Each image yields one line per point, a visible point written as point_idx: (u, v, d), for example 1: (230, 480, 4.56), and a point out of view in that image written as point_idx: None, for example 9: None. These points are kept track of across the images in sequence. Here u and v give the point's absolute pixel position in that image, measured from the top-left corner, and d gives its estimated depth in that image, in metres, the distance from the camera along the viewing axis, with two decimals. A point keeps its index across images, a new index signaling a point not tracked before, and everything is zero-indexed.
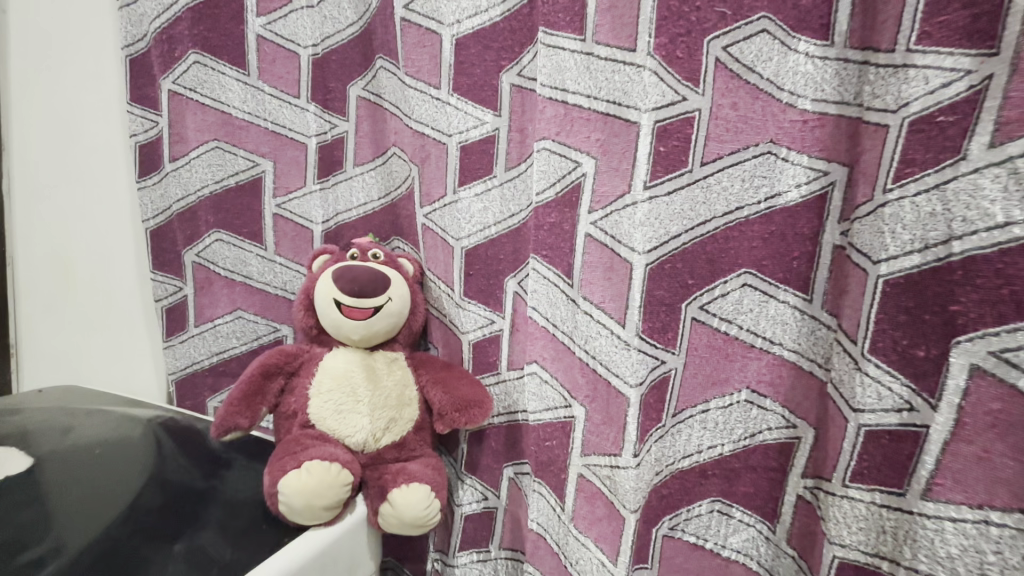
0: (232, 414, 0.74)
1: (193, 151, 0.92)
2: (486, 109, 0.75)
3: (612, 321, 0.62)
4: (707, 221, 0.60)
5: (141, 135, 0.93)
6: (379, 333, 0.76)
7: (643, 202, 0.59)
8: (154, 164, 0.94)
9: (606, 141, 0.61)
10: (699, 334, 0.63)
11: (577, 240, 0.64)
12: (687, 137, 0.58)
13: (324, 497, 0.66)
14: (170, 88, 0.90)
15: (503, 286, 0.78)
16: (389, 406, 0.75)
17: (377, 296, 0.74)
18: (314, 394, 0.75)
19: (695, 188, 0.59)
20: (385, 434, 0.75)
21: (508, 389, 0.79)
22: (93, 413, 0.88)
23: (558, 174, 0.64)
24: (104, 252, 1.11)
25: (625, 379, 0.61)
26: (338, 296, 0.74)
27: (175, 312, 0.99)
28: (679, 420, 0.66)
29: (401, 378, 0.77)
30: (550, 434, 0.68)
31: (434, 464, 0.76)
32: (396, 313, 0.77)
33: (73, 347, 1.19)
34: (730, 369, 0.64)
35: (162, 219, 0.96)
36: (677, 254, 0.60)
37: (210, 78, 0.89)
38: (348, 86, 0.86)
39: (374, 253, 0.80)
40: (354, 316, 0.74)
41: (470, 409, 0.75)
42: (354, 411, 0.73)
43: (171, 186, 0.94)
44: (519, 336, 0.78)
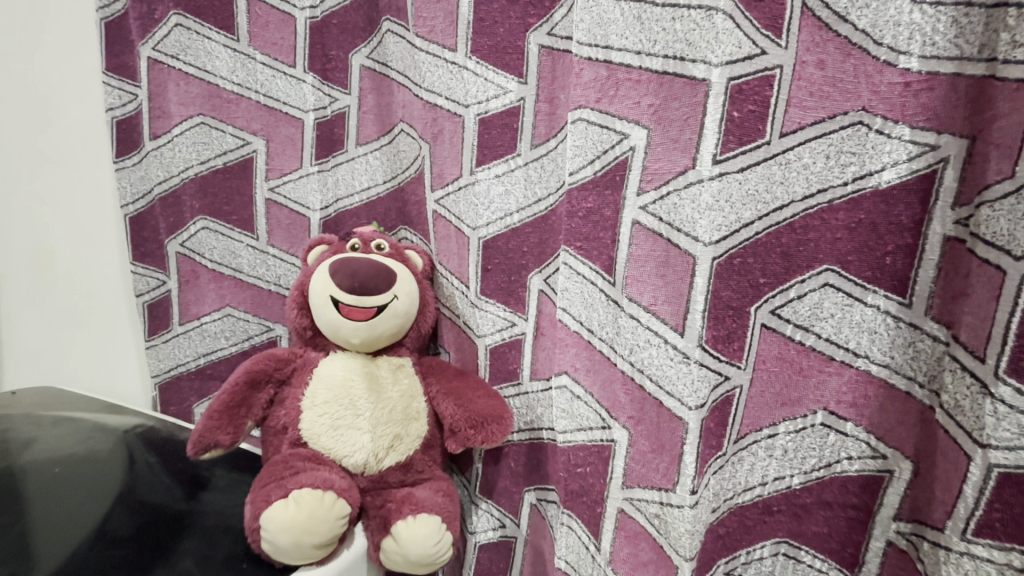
0: (212, 430, 0.64)
1: (175, 128, 0.81)
2: (509, 75, 0.64)
3: (667, 327, 0.50)
4: (783, 206, 0.49)
5: (119, 109, 0.82)
6: (383, 336, 0.66)
7: (710, 178, 0.47)
8: (133, 142, 0.83)
9: (660, 106, 0.50)
10: (768, 344, 0.53)
11: (620, 229, 0.53)
12: (764, 100, 0.47)
13: (315, 533, 0.56)
14: (150, 55, 0.79)
15: (526, 284, 0.67)
16: (393, 421, 0.64)
17: (381, 295, 0.64)
18: (307, 407, 0.64)
19: (771, 165, 0.48)
20: (389, 454, 0.64)
21: (530, 403, 0.68)
22: (61, 422, 0.78)
23: (598, 149, 0.54)
24: (83, 241, 1.00)
25: (682, 401, 0.49)
26: (336, 294, 0.64)
27: (158, 309, 0.88)
28: (740, 447, 0.55)
29: (407, 389, 0.67)
30: (582, 459, 0.57)
31: (446, 489, 0.66)
32: (403, 314, 0.66)
33: (49, 345, 1.08)
34: (803, 387, 0.53)
35: (142, 204, 0.85)
36: (748, 247, 0.49)
37: (194, 43, 0.78)
38: (351, 55, 0.75)
39: (377, 243, 0.70)
40: (354, 318, 0.64)
41: (487, 425, 0.65)
42: (353, 427, 0.63)
43: (153, 167, 0.83)
44: (543, 342, 0.67)
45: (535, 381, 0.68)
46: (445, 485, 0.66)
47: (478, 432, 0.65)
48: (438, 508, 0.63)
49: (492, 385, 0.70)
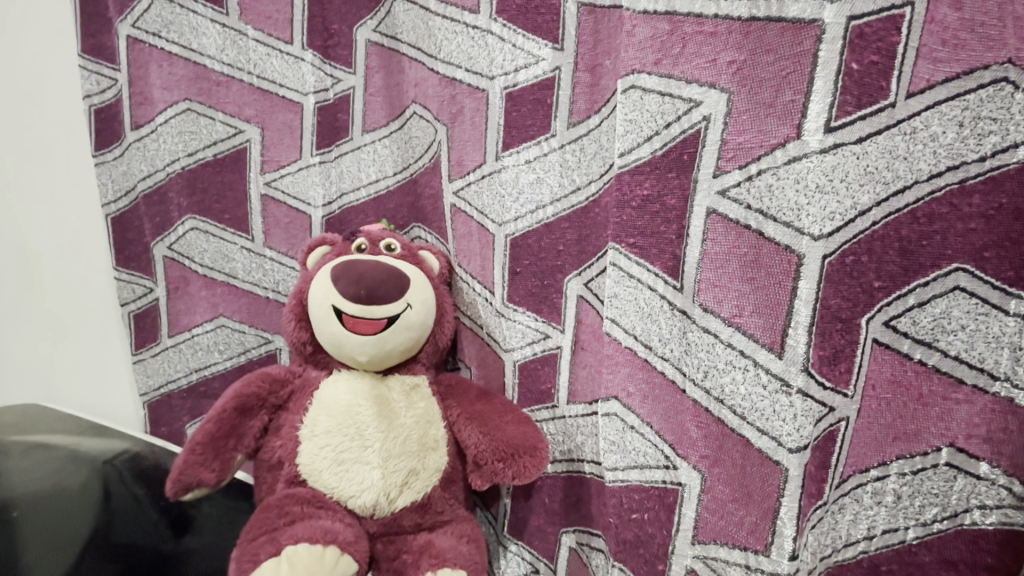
0: (195, 466, 0.54)
1: (159, 115, 0.72)
2: (542, 39, 0.54)
3: (755, 346, 0.40)
4: (901, 189, 0.38)
5: (96, 97, 0.73)
6: (394, 352, 0.56)
7: (816, 153, 0.37)
8: (114, 133, 0.73)
9: (746, 62, 0.39)
10: (878, 363, 0.41)
11: (689, 222, 0.43)
12: (891, 48, 0.36)
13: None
14: (129, 33, 0.70)
15: (562, 289, 0.57)
16: (408, 454, 0.54)
17: (392, 304, 0.54)
18: (305, 437, 0.54)
19: (893, 135, 0.37)
20: (403, 493, 0.54)
21: (567, 429, 0.58)
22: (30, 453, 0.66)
23: (660, 122, 0.43)
24: (60, 246, 0.91)
25: (778, 439, 0.40)
26: (339, 304, 0.54)
27: (146, 320, 0.78)
28: (841, 493, 0.44)
29: (423, 414, 0.56)
30: (639, 504, 0.46)
31: (472, 531, 0.56)
32: (417, 325, 0.56)
33: (21, 360, 0.98)
34: (922, 418, 0.42)
35: (125, 203, 0.75)
36: (864, 241, 0.38)
37: (179, 19, 0.69)
38: (355, 30, 0.66)
39: (387, 242, 0.59)
40: (361, 331, 0.54)
41: (520, 458, 0.55)
42: (360, 461, 0.53)
43: (136, 161, 0.74)
44: (583, 357, 0.56)
45: (574, 404, 0.57)
46: (470, 526, 0.57)
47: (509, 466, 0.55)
48: (464, 554, 0.54)
49: (521, 409, 0.60)
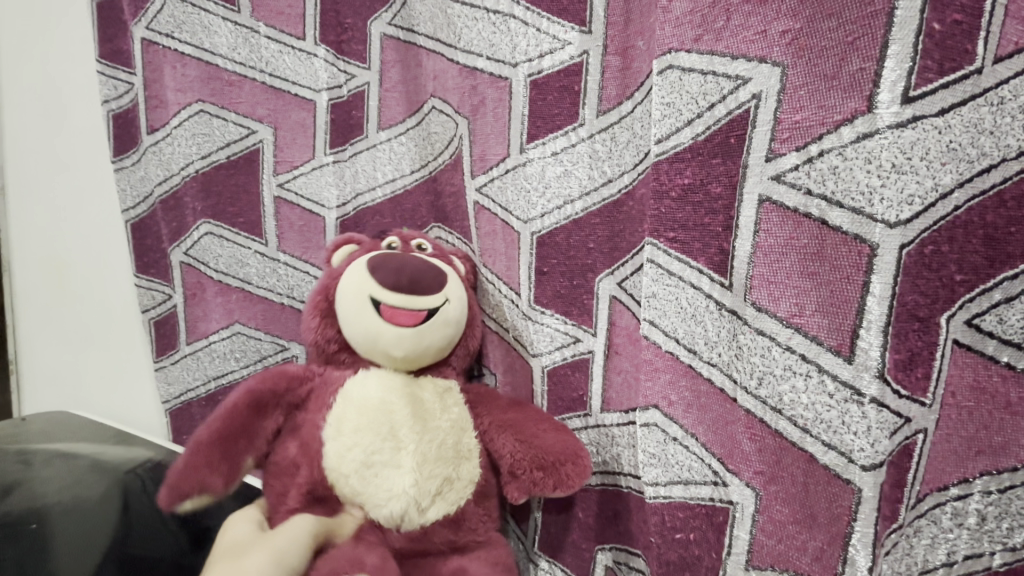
0: (198, 467, 0.50)
1: (173, 119, 0.71)
2: (568, 23, 0.51)
3: (818, 349, 0.36)
4: (985, 169, 0.33)
5: (114, 101, 0.72)
6: (431, 348, 0.53)
7: (889, 129, 0.32)
8: (131, 138, 0.73)
9: (802, 31, 0.35)
10: (958, 368, 0.36)
11: (738, 213, 0.39)
12: (977, 6, 0.31)
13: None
14: (143, 36, 0.69)
15: (593, 289, 0.53)
16: (445, 460, 0.51)
17: (433, 296, 0.52)
18: (331, 438, 0.51)
19: (977, 107, 0.32)
20: (434, 503, 0.50)
21: (602, 440, 0.54)
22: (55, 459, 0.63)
23: (703, 102, 0.39)
24: (85, 255, 0.90)
25: (847, 454, 0.35)
26: (377, 293, 0.51)
27: (167, 326, 0.77)
28: (916, 514, 0.38)
29: (460, 419, 0.53)
30: (682, 522, 0.43)
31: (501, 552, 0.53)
32: (455, 322, 0.54)
33: (49, 368, 0.98)
34: (1012, 429, 0.36)
35: (144, 209, 0.74)
36: (946, 227, 0.34)
37: (191, 18, 0.68)
38: (369, 23, 0.63)
39: (419, 241, 0.58)
40: (399, 323, 0.51)
41: (561, 466, 0.51)
42: (391, 464, 0.49)
43: (152, 166, 0.73)
44: (618, 362, 0.52)
45: (610, 413, 0.53)
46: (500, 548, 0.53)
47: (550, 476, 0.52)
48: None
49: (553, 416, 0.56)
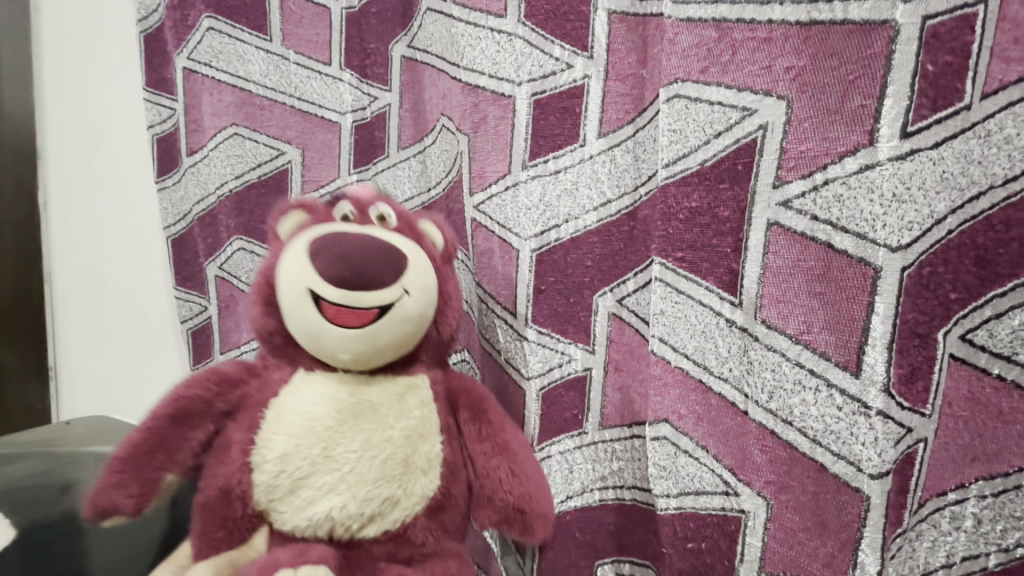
0: (108, 488, 0.45)
1: (211, 142, 0.71)
2: (570, 47, 0.52)
3: (826, 364, 0.38)
4: (975, 196, 0.36)
5: (157, 125, 0.72)
6: (389, 347, 0.45)
7: (889, 162, 0.35)
8: (174, 159, 0.73)
9: (806, 68, 0.38)
10: (954, 381, 0.39)
11: (747, 236, 0.41)
12: (965, 48, 0.34)
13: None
14: (185, 65, 0.70)
15: (591, 307, 0.54)
16: (387, 479, 0.44)
17: (386, 289, 0.43)
18: (260, 461, 0.44)
19: (967, 139, 0.35)
20: (371, 523, 0.44)
21: (599, 455, 0.55)
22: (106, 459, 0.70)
23: (712, 129, 0.41)
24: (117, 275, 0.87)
25: (856, 464, 0.37)
26: (316, 286, 0.43)
27: (202, 337, 0.77)
28: (918, 518, 0.41)
29: (415, 428, 0.46)
30: (695, 532, 0.44)
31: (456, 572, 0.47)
32: (416, 318, 0.45)
33: (84, 376, 0.94)
34: (1004, 437, 0.38)
35: (184, 227, 0.74)
36: (940, 250, 0.36)
37: (228, 48, 0.69)
38: (390, 47, 0.65)
39: (379, 211, 0.49)
40: (343, 323, 0.43)
41: (527, 516, 0.48)
42: (325, 479, 0.43)
43: (191, 185, 0.73)
44: (618, 378, 0.55)
45: (609, 428, 0.55)
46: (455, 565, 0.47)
47: (523, 487, 0.48)
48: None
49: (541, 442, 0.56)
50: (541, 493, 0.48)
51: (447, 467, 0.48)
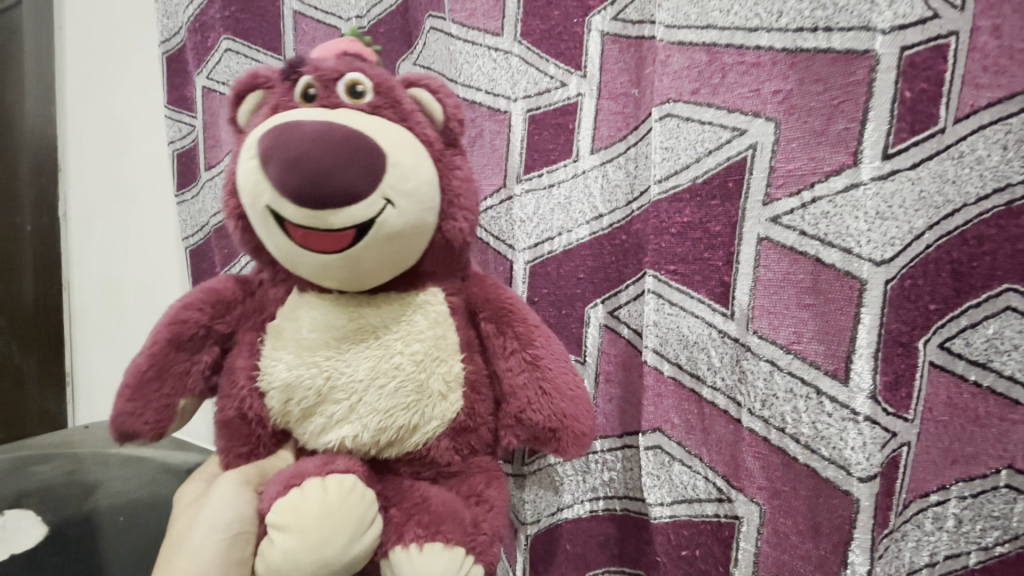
0: (128, 417, 0.44)
1: (225, 157, 0.77)
2: (565, 65, 0.53)
3: (816, 372, 0.40)
4: (950, 212, 0.38)
5: (178, 141, 0.81)
6: (383, 268, 0.42)
7: (872, 181, 0.37)
8: (191, 173, 0.81)
9: (793, 93, 0.40)
10: (934, 387, 0.41)
11: (738, 249, 0.43)
12: (938, 76, 0.36)
13: (339, 541, 0.37)
14: (203, 83, 0.76)
15: (583, 318, 0.55)
16: (399, 408, 0.42)
17: (361, 204, 0.38)
18: (267, 386, 0.43)
19: (942, 160, 0.37)
20: (389, 449, 0.44)
21: (589, 467, 0.55)
22: (127, 464, 0.76)
23: (702, 147, 0.43)
24: (156, 285, 1.00)
25: (846, 468, 0.39)
26: (282, 205, 0.38)
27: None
28: (903, 519, 0.42)
29: (427, 351, 0.43)
30: (688, 540, 0.46)
31: (483, 489, 0.46)
32: (406, 231, 0.41)
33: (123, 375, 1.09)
34: (980, 440, 0.41)
35: (201, 237, 0.82)
36: (920, 264, 0.39)
37: (243, 67, 0.74)
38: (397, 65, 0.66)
39: (350, 82, 0.42)
40: (326, 248, 0.40)
41: (564, 436, 0.45)
42: (336, 407, 0.42)
43: (208, 199, 0.80)
44: (608, 389, 0.55)
45: (599, 440, 0.55)
46: (481, 482, 0.46)
47: (557, 405, 0.45)
48: (464, 521, 0.43)
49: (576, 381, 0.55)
50: (574, 408, 0.45)
51: (468, 388, 0.45)
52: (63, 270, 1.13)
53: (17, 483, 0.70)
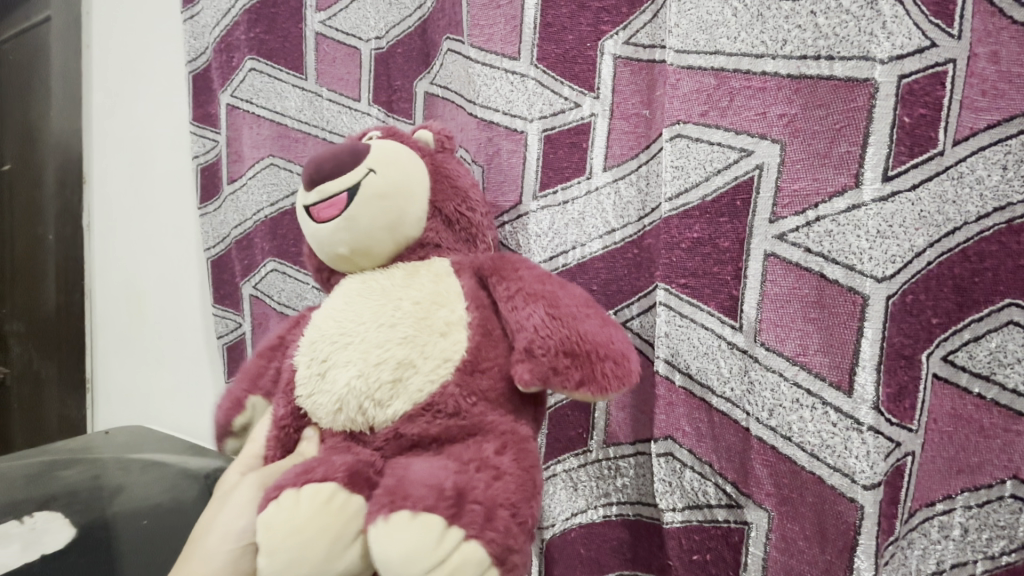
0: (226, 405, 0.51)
1: (248, 171, 0.81)
2: (578, 87, 0.56)
3: (821, 384, 0.41)
4: (951, 231, 0.40)
5: (202, 156, 0.85)
6: (376, 231, 0.43)
7: (873, 202, 0.39)
8: (215, 187, 0.85)
9: (797, 116, 0.42)
10: (938, 398, 0.42)
11: (746, 264, 0.45)
12: (937, 102, 0.38)
13: (319, 552, 0.35)
14: (229, 101, 0.80)
15: None
16: (398, 344, 0.41)
17: (349, 171, 0.43)
18: (299, 354, 0.45)
19: (941, 181, 0.39)
20: (393, 397, 0.41)
21: (603, 473, 0.57)
22: (149, 469, 0.79)
23: (709, 167, 0.46)
24: (177, 294, 1.03)
25: (850, 475, 0.40)
26: (303, 199, 0.46)
27: (235, 351, 0.86)
28: (909, 527, 0.43)
29: (425, 296, 0.42)
30: (699, 544, 0.48)
31: (491, 455, 0.39)
32: (394, 190, 0.43)
33: (140, 382, 1.13)
34: (984, 450, 0.41)
35: (222, 247, 0.85)
36: (921, 280, 0.40)
37: (267, 86, 0.77)
38: (415, 84, 0.69)
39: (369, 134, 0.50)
40: (328, 217, 0.43)
41: (586, 361, 0.38)
42: (341, 358, 0.42)
43: (230, 211, 0.83)
44: (621, 398, 0.57)
45: (612, 446, 0.57)
46: (492, 445, 0.39)
47: (567, 327, 0.39)
48: (441, 485, 0.36)
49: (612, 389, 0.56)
50: (592, 333, 0.39)
51: (477, 330, 0.42)
52: (89, 279, 1.18)
53: (44, 486, 0.73)
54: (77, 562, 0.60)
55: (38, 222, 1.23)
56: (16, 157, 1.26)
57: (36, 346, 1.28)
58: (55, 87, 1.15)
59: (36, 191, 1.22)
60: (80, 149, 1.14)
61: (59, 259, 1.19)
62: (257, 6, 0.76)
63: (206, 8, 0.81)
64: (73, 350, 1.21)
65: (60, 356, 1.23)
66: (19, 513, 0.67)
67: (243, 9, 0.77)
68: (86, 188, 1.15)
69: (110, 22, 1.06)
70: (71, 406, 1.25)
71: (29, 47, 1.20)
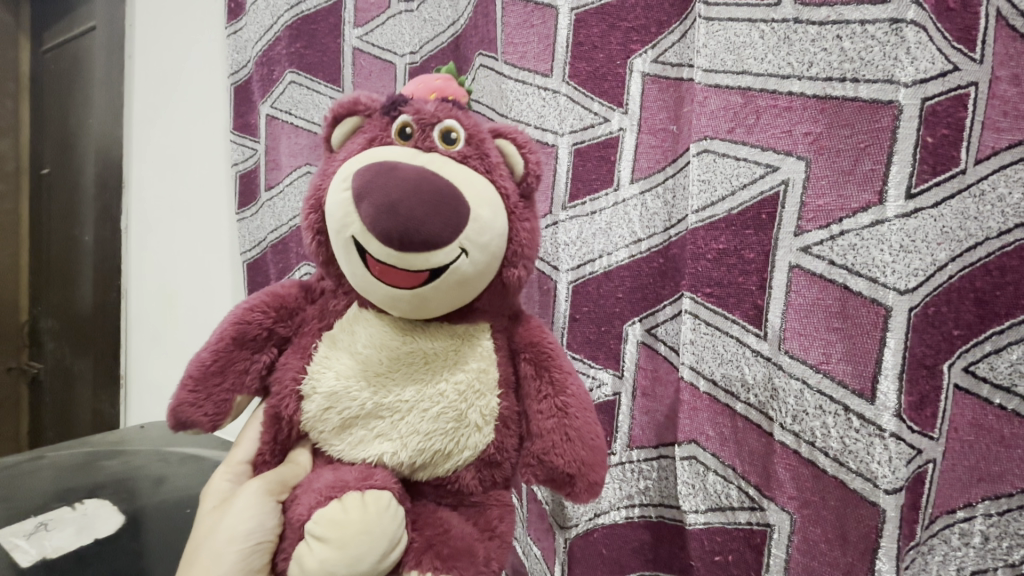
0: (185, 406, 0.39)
1: (286, 178, 0.84)
2: (607, 103, 0.58)
3: (844, 391, 0.43)
4: (972, 245, 0.41)
5: (242, 164, 0.89)
6: (441, 308, 0.37)
7: (896, 218, 0.41)
8: (252, 193, 0.89)
9: (822, 134, 0.44)
10: (960, 408, 0.43)
11: (771, 275, 0.47)
12: (959, 122, 0.40)
13: (369, 561, 0.34)
14: (268, 112, 0.84)
15: (622, 335, 0.59)
16: (441, 435, 0.37)
17: (437, 252, 0.33)
18: (310, 390, 0.39)
19: (964, 199, 0.41)
20: (425, 469, 0.39)
21: (627, 476, 0.59)
22: (187, 462, 0.83)
23: (733, 183, 0.48)
24: (209, 294, 1.08)
25: (872, 480, 0.42)
26: (359, 237, 0.34)
27: None
28: (930, 533, 0.44)
29: (472, 382, 0.38)
30: (721, 545, 0.50)
31: (497, 523, 0.40)
32: (473, 280, 0.36)
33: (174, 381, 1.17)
34: (1006, 460, 0.42)
35: (257, 252, 0.89)
36: (943, 293, 0.42)
37: (305, 98, 0.81)
38: None
39: (445, 128, 0.37)
40: (389, 282, 0.35)
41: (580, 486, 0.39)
42: (378, 425, 0.38)
43: (266, 217, 0.87)
44: (645, 402, 0.58)
45: (635, 449, 0.59)
46: (497, 515, 0.41)
47: (586, 453, 0.38)
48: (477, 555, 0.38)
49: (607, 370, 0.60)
50: (599, 457, 0.39)
51: (501, 422, 0.40)
52: (126, 279, 1.22)
53: (91, 476, 0.78)
54: (126, 546, 0.64)
55: (77, 224, 1.28)
56: (57, 162, 1.31)
57: (72, 342, 1.33)
58: (98, 95, 1.20)
59: (77, 194, 1.27)
60: (121, 155, 1.19)
61: (98, 261, 1.24)
62: (298, 22, 0.80)
63: (249, 24, 0.85)
64: (108, 348, 1.26)
65: (96, 353, 1.28)
66: (70, 500, 0.71)
67: (285, 25, 0.81)
68: (123, 192, 1.20)
69: (154, 35, 1.12)
70: (105, 401, 1.30)
71: (73, 58, 1.26)
